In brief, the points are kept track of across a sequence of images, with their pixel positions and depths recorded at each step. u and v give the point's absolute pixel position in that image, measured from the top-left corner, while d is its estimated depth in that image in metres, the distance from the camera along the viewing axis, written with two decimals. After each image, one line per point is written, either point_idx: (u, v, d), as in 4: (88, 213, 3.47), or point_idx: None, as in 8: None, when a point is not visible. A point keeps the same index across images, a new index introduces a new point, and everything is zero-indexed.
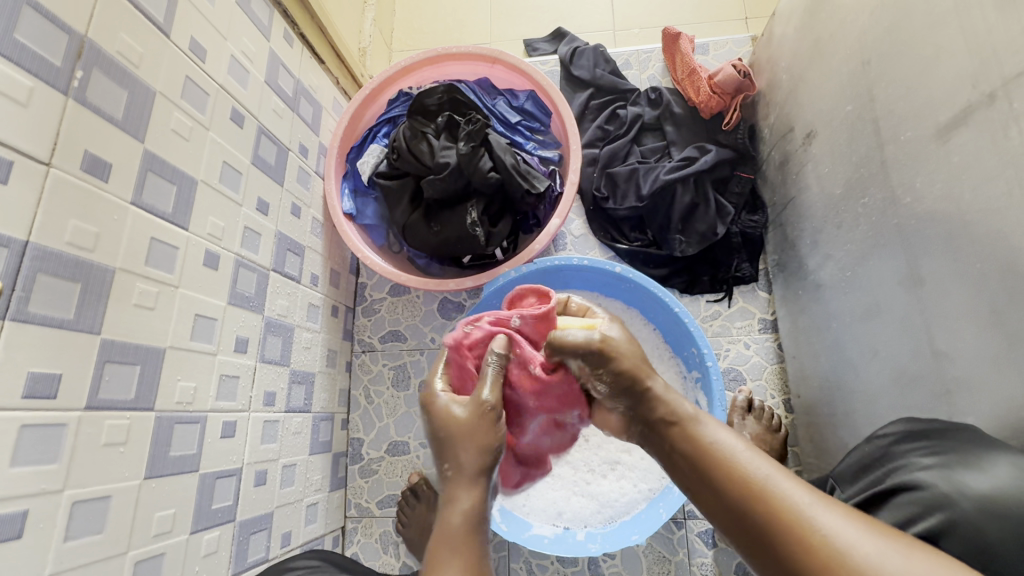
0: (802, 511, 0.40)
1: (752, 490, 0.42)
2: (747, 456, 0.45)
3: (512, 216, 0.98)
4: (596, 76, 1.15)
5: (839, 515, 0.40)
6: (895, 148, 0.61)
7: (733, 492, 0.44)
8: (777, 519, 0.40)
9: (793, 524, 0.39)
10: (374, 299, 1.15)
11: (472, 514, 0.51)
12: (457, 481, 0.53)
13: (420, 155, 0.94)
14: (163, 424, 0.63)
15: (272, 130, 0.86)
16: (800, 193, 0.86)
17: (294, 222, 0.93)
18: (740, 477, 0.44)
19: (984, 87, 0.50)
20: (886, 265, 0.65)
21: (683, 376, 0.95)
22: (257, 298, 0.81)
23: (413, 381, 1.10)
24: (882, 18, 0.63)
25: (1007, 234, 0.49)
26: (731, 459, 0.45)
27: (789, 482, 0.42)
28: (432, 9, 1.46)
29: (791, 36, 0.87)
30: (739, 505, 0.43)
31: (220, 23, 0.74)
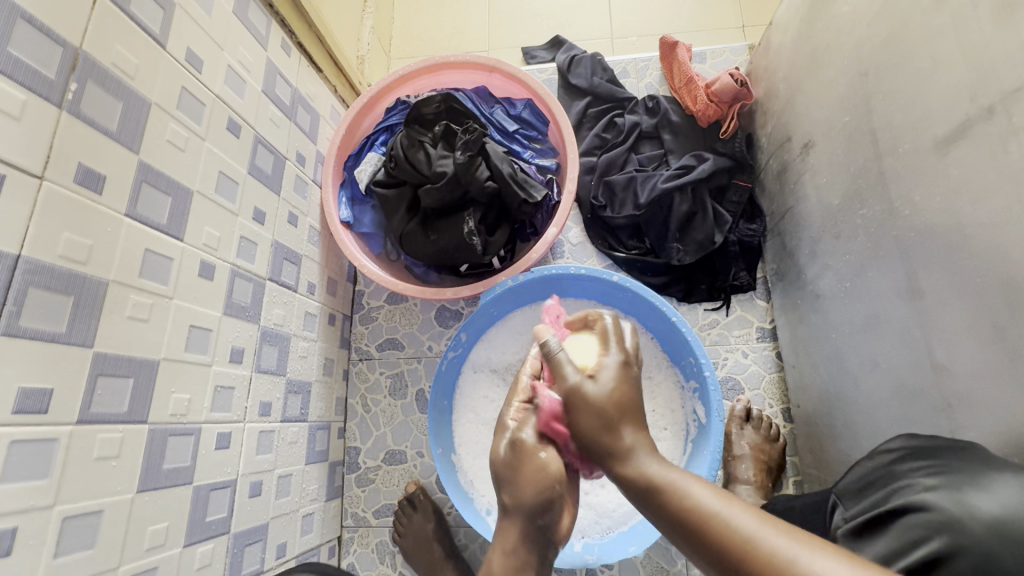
0: (793, 563, 0.40)
1: (740, 544, 0.43)
2: (727, 509, 0.46)
3: (510, 224, 0.98)
4: (593, 84, 1.16)
5: (831, 559, 0.40)
6: (892, 160, 0.61)
7: (720, 549, 0.44)
8: (769, 573, 0.41)
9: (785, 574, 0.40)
10: (371, 307, 1.14)
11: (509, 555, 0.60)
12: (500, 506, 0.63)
13: (416, 163, 0.93)
14: (156, 436, 0.63)
15: (269, 139, 0.86)
16: (798, 202, 0.86)
17: (291, 231, 0.93)
18: (727, 533, 0.44)
19: (982, 101, 0.50)
20: (884, 276, 0.65)
21: (681, 385, 0.94)
22: (253, 307, 0.81)
23: (410, 390, 1.10)
24: (879, 30, 0.63)
25: (1007, 248, 0.48)
26: (720, 518, 0.45)
27: (771, 530, 0.43)
28: (430, 16, 1.46)
29: (788, 46, 0.87)
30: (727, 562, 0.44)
31: (217, 33, 0.74)
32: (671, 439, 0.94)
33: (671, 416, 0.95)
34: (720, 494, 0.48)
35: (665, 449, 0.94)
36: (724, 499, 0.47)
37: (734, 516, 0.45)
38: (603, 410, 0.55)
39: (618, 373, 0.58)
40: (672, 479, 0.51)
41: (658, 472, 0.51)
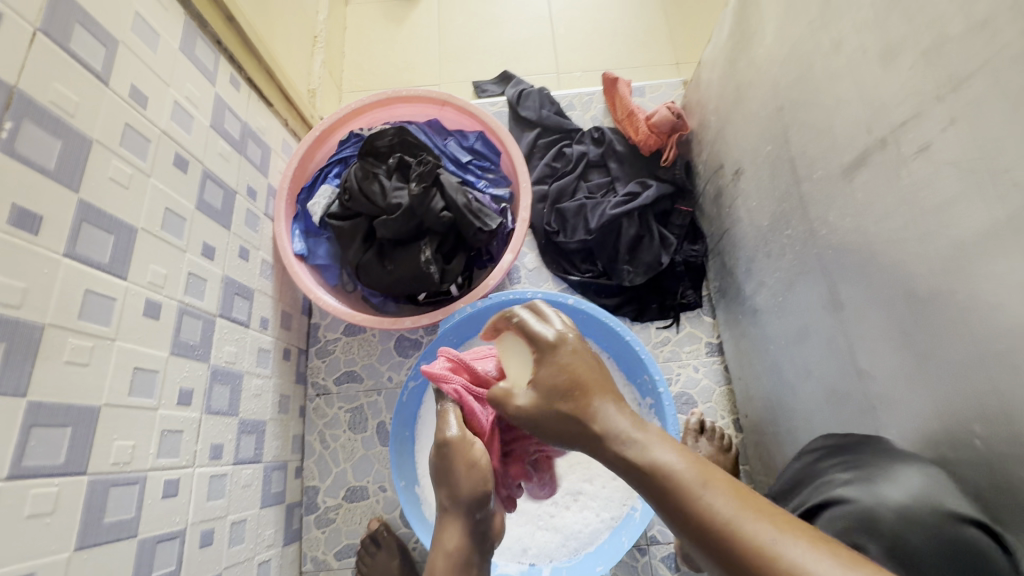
0: (736, 525, 0.38)
1: (700, 513, 0.40)
2: (694, 484, 0.41)
3: (466, 252, 0.98)
4: (542, 117, 1.21)
5: (785, 530, 0.37)
6: (806, 184, 0.67)
7: (676, 507, 0.41)
8: (714, 533, 0.39)
9: (733, 536, 0.38)
10: (328, 340, 1.12)
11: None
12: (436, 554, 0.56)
13: (371, 195, 0.94)
14: (97, 487, 0.59)
15: (218, 173, 0.85)
16: (733, 224, 0.93)
17: (242, 266, 0.91)
18: (686, 500, 0.41)
19: (877, 133, 0.55)
20: (810, 290, 0.70)
21: (638, 402, 0.97)
22: (203, 346, 0.78)
23: (371, 423, 1.08)
24: (788, 70, 0.70)
25: (902, 262, 0.54)
26: (671, 477, 0.42)
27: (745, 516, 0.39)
28: (381, 51, 1.50)
29: (716, 82, 0.95)
30: (682, 518, 0.41)
31: (162, 69, 0.74)
32: None
33: None
34: (697, 467, 0.42)
35: None
36: (694, 481, 0.42)
37: (706, 499, 0.40)
38: (571, 380, 0.49)
39: (563, 362, 0.50)
40: (644, 447, 0.45)
41: (626, 437, 0.46)
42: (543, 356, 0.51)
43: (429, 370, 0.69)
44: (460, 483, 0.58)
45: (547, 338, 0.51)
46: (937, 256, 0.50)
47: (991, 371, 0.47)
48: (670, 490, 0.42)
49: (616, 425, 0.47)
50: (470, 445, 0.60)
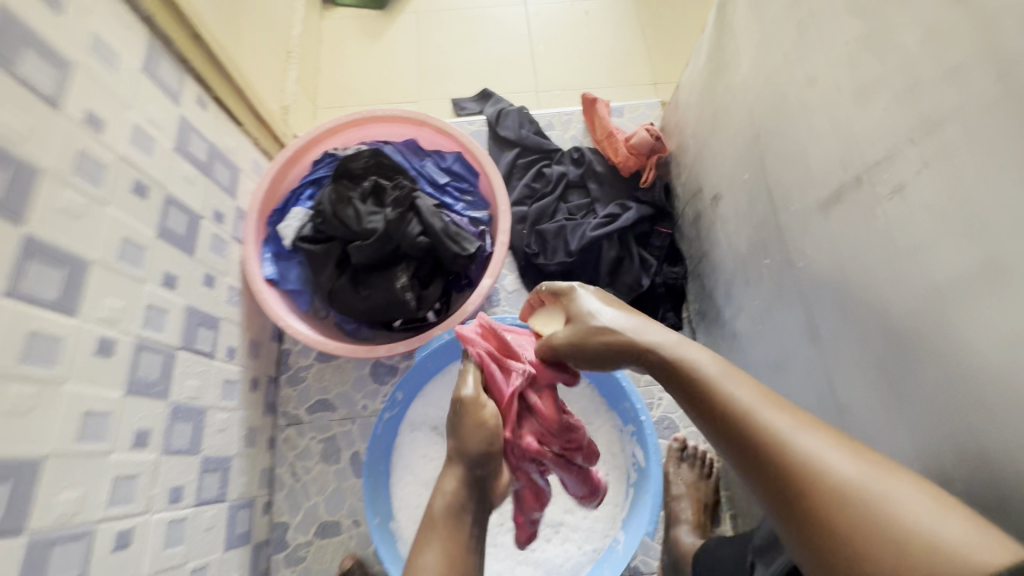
0: (784, 438, 0.44)
1: (750, 424, 0.47)
2: (731, 381, 0.51)
3: (444, 277, 0.96)
4: (521, 136, 1.20)
5: (823, 441, 0.43)
6: (783, 215, 0.67)
7: (733, 424, 0.48)
8: (759, 439, 0.46)
9: (773, 445, 0.45)
10: (300, 367, 1.08)
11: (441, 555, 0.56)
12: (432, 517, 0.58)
13: (345, 219, 0.91)
14: (38, 546, 0.54)
15: (182, 198, 0.81)
16: (712, 249, 0.92)
17: (207, 293, 0.86)
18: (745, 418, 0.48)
19: (852, 170, 0.54)
20: (789, 321, 0.70)
21: (620, 429, 0.95)
22: (162, 382, 0.74)
23: (344, 453, 1.03)
24: (764, 100, 0.69)
25: (879, 299, 0.53)
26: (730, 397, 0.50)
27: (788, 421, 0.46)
28: (357, 67, 1.47)
29: (693, 107, 0.95)
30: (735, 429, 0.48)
31: (122, 90, 0.70)
32: (613, 484, 0.93)
33: (613, 461, 0.94)
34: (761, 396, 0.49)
35: (607, 496, 0.93)
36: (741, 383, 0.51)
37: (757, 407, 0.48)
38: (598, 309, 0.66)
39: (596, 300, 0.65)
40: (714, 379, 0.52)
41: (698, 370, 0.54)
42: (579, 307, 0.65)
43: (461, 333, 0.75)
44: (464, 436, 0.62)
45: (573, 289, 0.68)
46: (914, 297, 0.49)
47: (967, 416, 0.46)
48: (732, 409, 0.49)
49: (692, 361, 0.55)
50: (481, 405, 0.64)
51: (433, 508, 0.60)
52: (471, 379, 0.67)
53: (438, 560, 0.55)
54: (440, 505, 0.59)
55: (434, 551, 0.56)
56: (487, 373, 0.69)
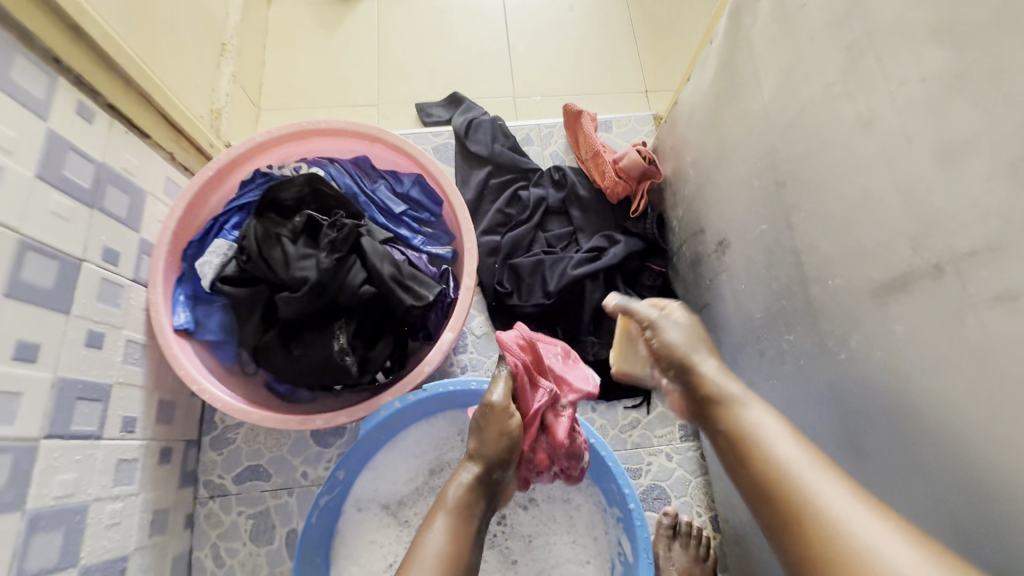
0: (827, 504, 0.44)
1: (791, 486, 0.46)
2: (784, 441, 0.49)
3: (395, 330, 0.79)
4: (494, 152, 1.04)
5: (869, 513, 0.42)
6: (817, 288, 0.53)
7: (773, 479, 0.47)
8: (801, 499, 0.45)
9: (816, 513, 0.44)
10: (227, 427, 0.91)
11: (447, 534, 0.57)
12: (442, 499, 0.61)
13: (272, 263, 0.74)
14: None
15: (50, 240, 0.63)
16: (715, 301, 0.78)
17: (92, 356, 0.69)
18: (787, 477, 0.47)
19: (929, 256, 0.41)
20: (818, 418, 0.56)
21: (603, 510, 0.81)
22: (13, 488, 0.57)
23: (278, 532, 0.87)
24: (793, 141, 0.55)
25: (959, 435, 0.40)
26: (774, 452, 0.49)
27: (840, 496, 0.44)
28: (308, 63, 1.28)
29: (694, 131, 0.80)
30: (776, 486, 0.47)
31: None
32: None
33: (594, 548, 0.80)
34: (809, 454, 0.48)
35: None
36: (796, 446, 0.49)
37: (810, 475, 0.46)
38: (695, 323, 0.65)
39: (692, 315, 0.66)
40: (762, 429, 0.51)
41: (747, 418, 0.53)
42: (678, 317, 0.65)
43: (501, 336, 0.71)
44: (486, 437, 0.64)
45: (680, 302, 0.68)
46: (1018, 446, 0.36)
47: None
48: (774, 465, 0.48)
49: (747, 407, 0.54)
50: (509, 414, 0.65)
51: (448, 492, 0.62)
52: (502, 386, 0.67)
53: (445, 537, 0.56)
54: (455, 490, 0.61)
55: (441, 532, 0.57)
56: (519, 383, 0.69)
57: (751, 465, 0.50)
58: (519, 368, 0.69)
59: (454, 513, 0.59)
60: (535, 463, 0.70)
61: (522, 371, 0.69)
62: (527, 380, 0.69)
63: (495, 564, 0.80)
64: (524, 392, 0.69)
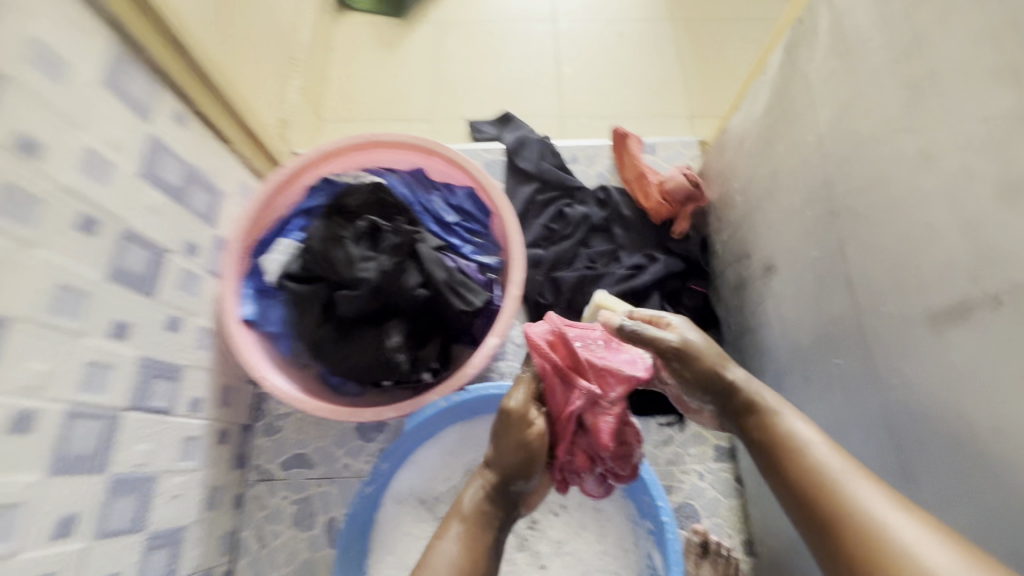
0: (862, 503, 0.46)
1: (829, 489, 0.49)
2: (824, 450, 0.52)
3: (444, 333, 0.83)
4: (541, 170, 1.08)
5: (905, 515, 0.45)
6: (868, 314, 0.54)
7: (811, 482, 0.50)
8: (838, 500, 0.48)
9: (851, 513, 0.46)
10: (278, 415, 0.96)
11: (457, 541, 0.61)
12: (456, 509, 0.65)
13: (334, 264, 0.79)
14: None
15: (145, 232, 0.70)
16: (756, 324, 0.79)
17: (169, 339, 0.75)
18: (825, 480, 0.49)
19: (985, 286, 0.42)
20: (865, 444, 0.57)
21: (634, 523, 0.82)
22: (99, 453, 0.62)
23: (319, 519, 0.91)
24: (847, 171, 0.57)
25: (1007, 465, 0.41)
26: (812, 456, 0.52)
27: (882, 501, 0.46)
28: (368, 79, 1.36)
29: (744, 156, 0.82)
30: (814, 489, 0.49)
31: (72, 108, 0.59)
32: None
33: (624, 560, 0.81)
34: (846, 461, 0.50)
35: None
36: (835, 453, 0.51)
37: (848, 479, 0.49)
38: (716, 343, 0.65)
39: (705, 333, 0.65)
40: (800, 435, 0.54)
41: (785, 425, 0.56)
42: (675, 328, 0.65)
43: (529, 334, 0.72)
44: (502, 448, 0.68)
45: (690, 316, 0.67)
46: None
47: None
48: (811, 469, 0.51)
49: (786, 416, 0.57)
50: (527, 422, 0.68)
51: (465, 497, 0.67)
52: (523, 393, 0.70)
53: (456, 545, 0.61)
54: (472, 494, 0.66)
55: (453, 541, 0.61)
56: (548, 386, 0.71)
57: (794, 468, 0.52)
58: (546, 369, 0.71)
59: (466, 521, 0.64)
60: (574, 460, 0.72)
61: (549, 374, 0.71)
62: (558, 382, 0.70)
63: (525, 566, 0.82)
64: (553, 394, 0.70)
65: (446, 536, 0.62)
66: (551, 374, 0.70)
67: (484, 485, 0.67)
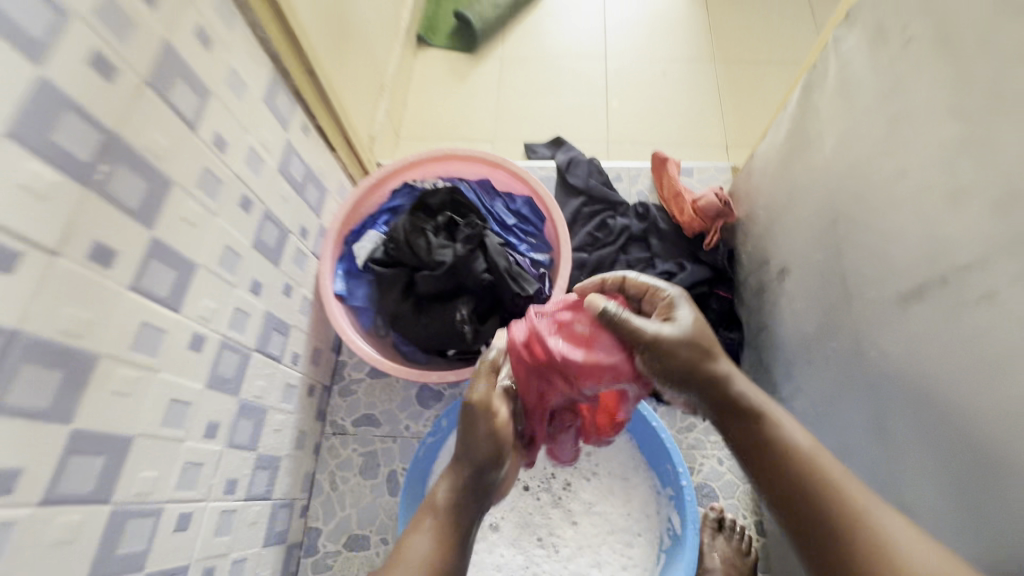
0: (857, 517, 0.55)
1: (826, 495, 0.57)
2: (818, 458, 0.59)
3: (501, 314, 0.99)
4: (589, 186, 1.24)
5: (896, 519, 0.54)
6: (857, 301, 0.66)
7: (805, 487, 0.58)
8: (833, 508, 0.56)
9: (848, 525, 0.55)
10: (352, 380, 1.13)
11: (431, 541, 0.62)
12: (426, 506, 0.66)
13: (417, 250, 0.96)
14: (117, 518, 0.59)
15: (277, 214, 0.90)
16: (773, 321, 0.91)
17: (284, 301, 0.94)
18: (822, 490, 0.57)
19: (939, 269, 0.54)
20: (856, 412, 0.68)
21: (657, 492, 0.94)
22: (236, 379, 0.80)
23: (382, 470, 1.07)
24: (846, 186, 0.70)
25: (955, 407, 0.52)
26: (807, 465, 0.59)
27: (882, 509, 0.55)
28: (440, 105, 1.57)
29: (767, 178, 0.95)
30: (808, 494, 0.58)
31: (245, 116, 0.79)
32: (644, 547, 0.91)
33: (647, 522, 0.93)
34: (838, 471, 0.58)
35: (637, 557, 0.91)
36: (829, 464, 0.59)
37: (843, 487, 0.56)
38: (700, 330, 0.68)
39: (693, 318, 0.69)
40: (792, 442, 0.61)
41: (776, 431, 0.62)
42: (671, 307, 0.71)
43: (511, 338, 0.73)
44: (472, 443, 0.68)
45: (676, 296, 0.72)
46: (998, 411, 0.48)
47: None
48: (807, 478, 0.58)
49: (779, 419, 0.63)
50: (493, 414, 0.70)
51: (437, 491, 0.67)
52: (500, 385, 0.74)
53: (429, 545, 0.62)
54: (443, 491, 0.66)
55: (427, 536, 0.63)
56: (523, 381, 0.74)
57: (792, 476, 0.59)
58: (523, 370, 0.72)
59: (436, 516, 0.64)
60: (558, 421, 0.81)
61: (528, 374, 0.72)
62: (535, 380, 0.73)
63: (558, 520, 0.95)
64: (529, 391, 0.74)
65: (420, 532, 0.63)
66: (529, 374, 0.72)
67: (450, 488, 0.66)
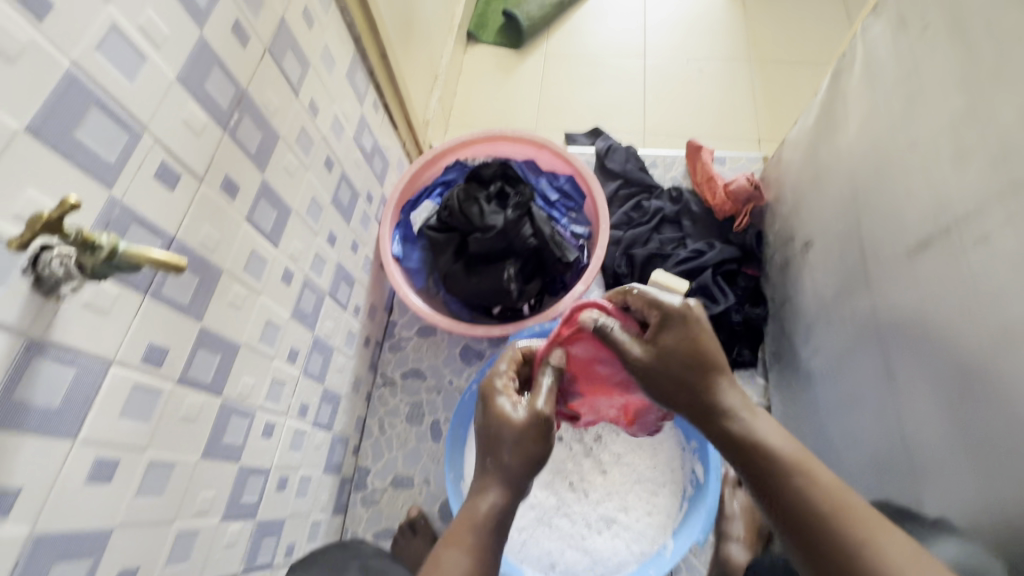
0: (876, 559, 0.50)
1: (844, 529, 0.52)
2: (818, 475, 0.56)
3: (543, 277, 1.10)
4: (626, 170, 1.33)
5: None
6: (873, 261, 0.74)
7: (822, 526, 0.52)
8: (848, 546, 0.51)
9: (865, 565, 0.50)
10: (402, 337, 1.24)
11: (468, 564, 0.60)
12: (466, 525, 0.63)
13: (469, 215, 1.05)
14: (225, 411, 0.70)
15: (350, 177, 1.01)
16: (796, 292, 0.98)
17: (351, 256, 1.05)
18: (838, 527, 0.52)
19: (942, 222, 0.61)
20: (867, 361, 0.75)
21: (682, 446, 1.01)
22: (312, 316, 0.92)
23: (426, 418, 1.17)
24: (868, 159, 0.77)
25: (953, 340, 0.59)
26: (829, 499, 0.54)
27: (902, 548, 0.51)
28: (487, 96, 1.69)
29: (796, 161, 1.03)
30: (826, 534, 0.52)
31: (332, 88, 0.91)
32: (668, 496, 0.99)
33: (671, 474, 1.00)
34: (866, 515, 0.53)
35: (662, 505, 0.99)
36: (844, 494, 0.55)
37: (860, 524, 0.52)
38: (693, 355, 0.63)
39: (687, 339, 0.64)
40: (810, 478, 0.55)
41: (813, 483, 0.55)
42: (666, 324, 0.65)
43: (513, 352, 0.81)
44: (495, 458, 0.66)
45: (678, 311, 0.65)
46: (988, 337, 0.55)
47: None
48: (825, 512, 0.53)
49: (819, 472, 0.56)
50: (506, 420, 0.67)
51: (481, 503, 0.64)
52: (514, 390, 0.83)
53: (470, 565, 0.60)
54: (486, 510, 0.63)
55: (464, 555, 0.60)
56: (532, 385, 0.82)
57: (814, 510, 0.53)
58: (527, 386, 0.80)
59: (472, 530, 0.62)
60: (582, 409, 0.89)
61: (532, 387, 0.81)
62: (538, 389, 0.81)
63: (589, 469, 1.02)
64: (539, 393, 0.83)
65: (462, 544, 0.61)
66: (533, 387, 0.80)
67: (499, 498, 0.64)
